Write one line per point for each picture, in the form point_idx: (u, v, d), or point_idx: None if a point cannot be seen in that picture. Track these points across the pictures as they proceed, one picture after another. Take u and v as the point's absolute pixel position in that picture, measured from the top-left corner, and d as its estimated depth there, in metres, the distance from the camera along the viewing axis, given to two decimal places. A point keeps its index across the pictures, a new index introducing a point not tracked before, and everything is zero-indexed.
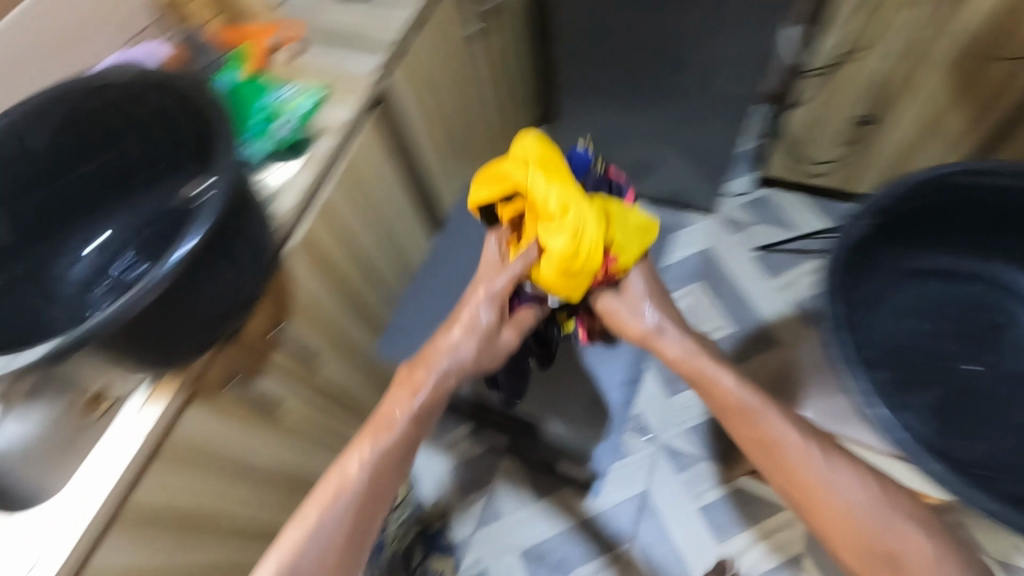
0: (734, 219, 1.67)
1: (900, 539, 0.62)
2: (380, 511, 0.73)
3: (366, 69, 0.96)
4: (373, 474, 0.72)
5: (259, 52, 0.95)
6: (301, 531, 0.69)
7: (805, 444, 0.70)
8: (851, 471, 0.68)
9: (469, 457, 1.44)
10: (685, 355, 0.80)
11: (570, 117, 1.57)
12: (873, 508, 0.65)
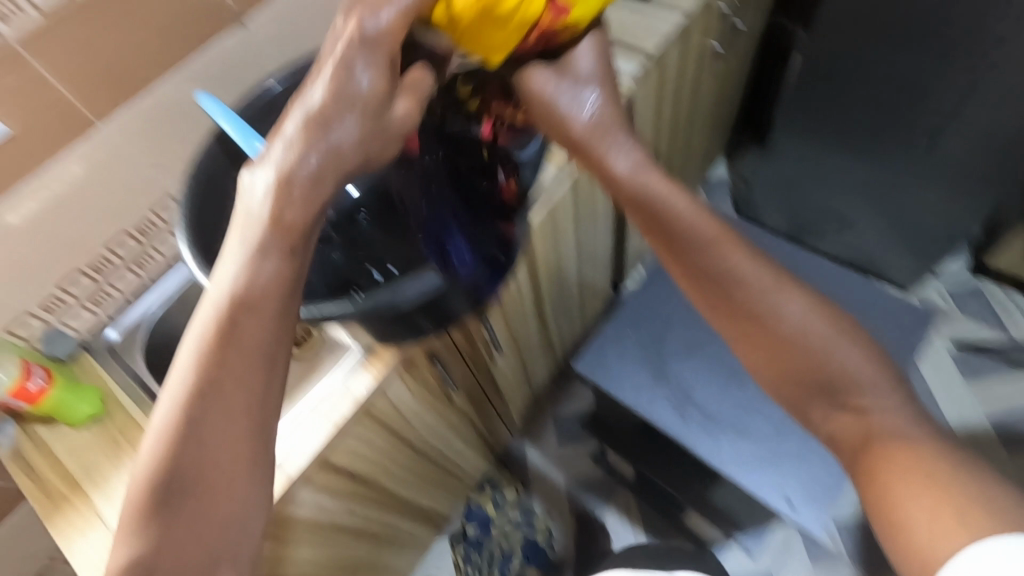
0: (933, 305, 1.47)
1: (854, 389, 0.51)
2: (254, 395, 0.45)
3: (631, 75, 0.91)
4: (260, 268, 0.45)
5: None
6: (201, 325, 0.45)
7: (780, 287, 0.52)
8: (783, 287, 0.52)
9: (585, 478, 1.39)
10: (738, 261, 0.53)
11: (775, 159, 1.44)
12: (847, 355, 0.51)
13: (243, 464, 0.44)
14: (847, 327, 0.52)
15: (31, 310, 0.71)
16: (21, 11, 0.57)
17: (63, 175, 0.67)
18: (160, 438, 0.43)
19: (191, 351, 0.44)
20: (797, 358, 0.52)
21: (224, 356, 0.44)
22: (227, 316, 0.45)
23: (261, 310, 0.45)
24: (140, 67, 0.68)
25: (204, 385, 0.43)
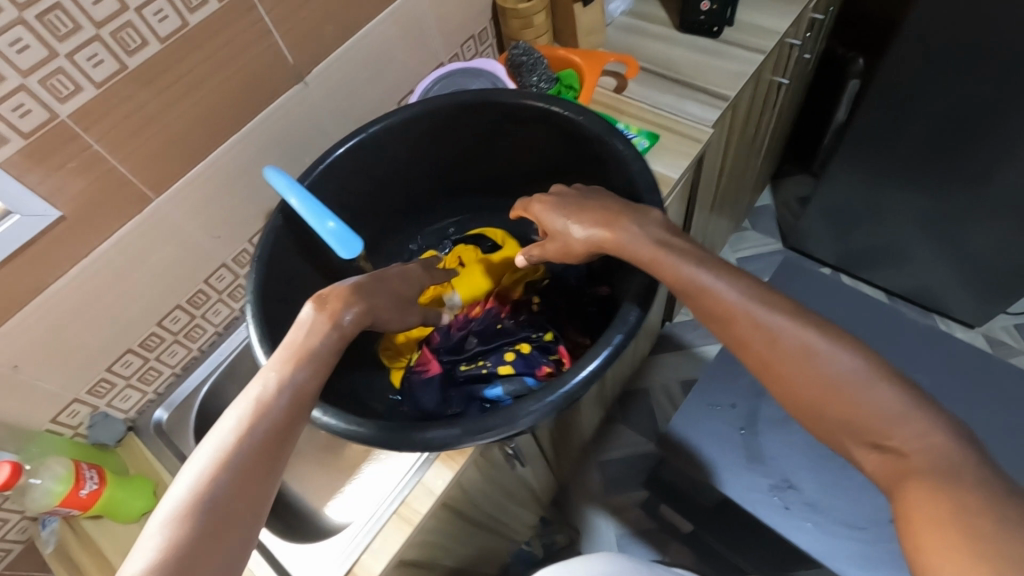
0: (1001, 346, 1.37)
1: (843, 387, 0.43)
2: (263, 464, 0.45)
3: (711, 121, 0.82)
4: (297, 376, 0.49)
5: (591, 72, 0.84)
6: (228, 419, 0.46)
7: (740, 289, 0.48)
8: (758, 297, 0.47)
9: (636, 530, 1.28)
10: (721, 283, 0.48)
11: (827, 203, 1.31)
12: (822, 354, 0.44)
13: (243, 510, 0.43)
14: (774, 299, 0.47)
15: (79, 398, 0.65)
16: (77, 87, 0.51)
17: (116, 253, 0.60)
18: (167, 531, 0.41)
19: (211, 444, 0.45)
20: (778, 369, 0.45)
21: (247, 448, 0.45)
22: (256, 412, 0.46)
23: (292, 411, 0.47)
24: (199, 136, 0.62)
25: (223, 474, 0.43)
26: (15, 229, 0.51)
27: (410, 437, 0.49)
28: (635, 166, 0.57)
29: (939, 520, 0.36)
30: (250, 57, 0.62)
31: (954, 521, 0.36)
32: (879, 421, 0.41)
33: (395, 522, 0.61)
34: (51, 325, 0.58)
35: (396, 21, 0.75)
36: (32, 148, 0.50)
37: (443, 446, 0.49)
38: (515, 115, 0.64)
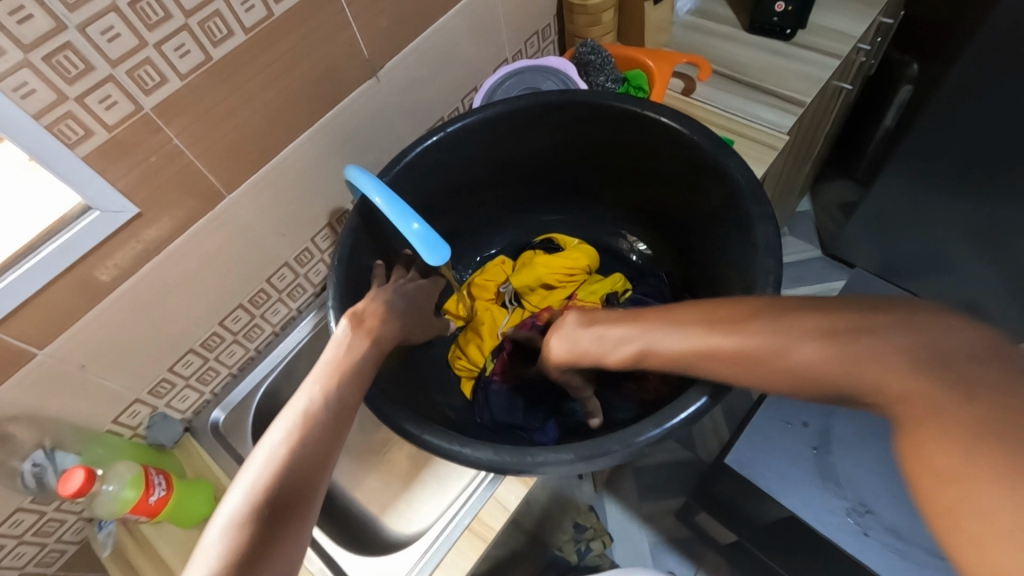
0: None
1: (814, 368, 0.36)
2: (313, 474, 0.43)
3: (787, 128, 0.78)
4: (342, 384, 0.48)
5: (662, 76, 0.81)
6: (279, 428, 0.45)
7: (693, 324, 0.44)
8: (703, 330, 0.43)
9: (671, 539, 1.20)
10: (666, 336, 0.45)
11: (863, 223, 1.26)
12: (806, 349, 0.37)
13: (298, 521, 0.41)
14: (731, 322, 0.42)
15: (140, 398, 0.63)
16: (163, 79, 0.48)
17: (186, 251, 0.58)
18: (226, 534, 0.40)
19: (264, 449, 0.44)
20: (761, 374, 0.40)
21: (299, 451, 0.44)
22: (305, 417, 0.46)
23: (338, 415, 0.47)
24: (272, 132, 0.59)
25: (275, 481, 0.42)
26: (95, 226, 0.49)
27: (462, 449, 0.49)
28: (740, 172, 0.56)
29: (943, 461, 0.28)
30: (327, 51, 0.59)
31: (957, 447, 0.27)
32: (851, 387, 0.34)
33: (468, 537, 0.59)
34: (119, 325, 0.56)
35: (467, 16, 0.73)
36: (116, 140, 0.48)
37: (549, 470, 0.48)
38: (606, 119, 0.63)
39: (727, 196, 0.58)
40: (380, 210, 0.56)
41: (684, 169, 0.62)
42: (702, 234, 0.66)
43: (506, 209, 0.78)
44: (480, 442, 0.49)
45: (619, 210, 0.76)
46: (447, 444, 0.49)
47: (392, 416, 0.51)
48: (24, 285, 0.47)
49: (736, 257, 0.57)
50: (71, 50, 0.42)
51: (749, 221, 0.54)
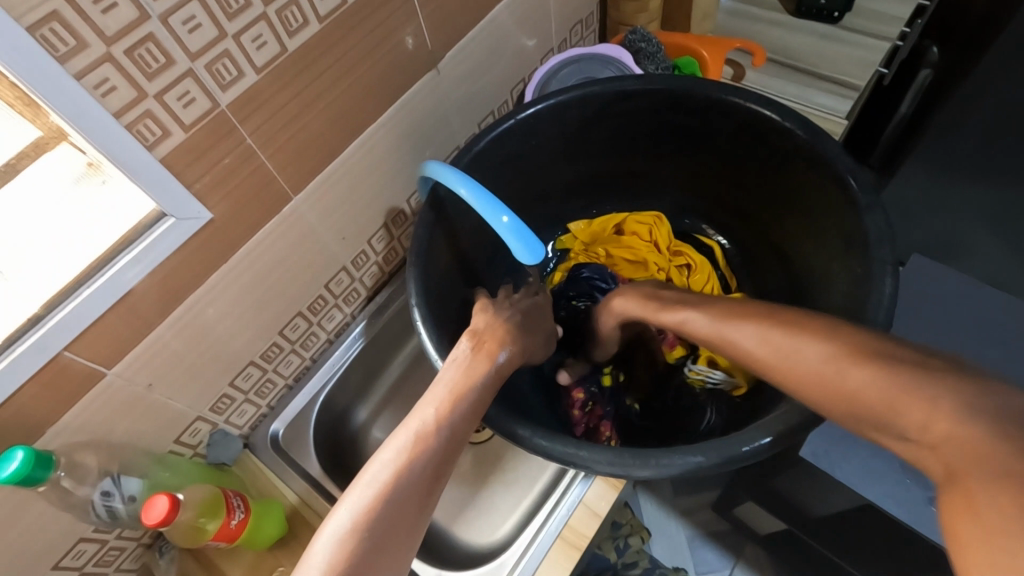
0: None
1: (901, 414, 0.34)
2: (422, 504, 0.41)
3: (845, 113, 0.77)
4: (460, 405, 0.45)
5: (716, 63, 0.79)
6: (391, 450, 0.43)
7: (829, 344, 0.40)
8: (835, 352, 0.40)
9: (709, 532, 1.16)
10: (752, 339, 0.46)
11: None
12: (918, 404, 0.33)
13: (399, 551, 0.40)
14: (830, 334, 0.41)
15: (201, 416, 0.59)
16: (239, 73, 0.45)
17: (253, 258, 0.55)
18: (337, 543, 0.39)
19: (383, 461, 0.42)
20: (835, 407, 0.39)
21: (415, 472, 0.41)
22: (423, 435, 0.43)
23: (456, 438, 0.44)
24: (338, 129, 0.56)
25: (389, 498, 0.40)
26: (169, 233, 0.46)
27: (578, 452, 0.44)
28: (839, 159, 0.54)
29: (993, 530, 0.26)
30: (394, 42, 0.56)
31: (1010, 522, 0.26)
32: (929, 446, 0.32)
33: (561, 547, 0.57)
34: (187, 338, 0.53)
35: (522, 4, 0.70)
36: (192, 141, 0.44)
37: (677, 474, 0.42)
38: (682, 103, 0.62)
39: (819, 179, 0.57)
40: (464, 202, 0.54)
41: (768, 151, 0.61)
42: (782, 213, 0.65)
43: (568, 199, 0.77)
44: (599, 444, 0.44)
45: (689, 193, 0.75)
46: (563, 449, 0.44)
47: (502, 418, 0.46)
48: (98, 298, 0.44)
49: (838, 238, 0.55)
50: (152, 43, 0.39)
51: (856, 208, 0.53)
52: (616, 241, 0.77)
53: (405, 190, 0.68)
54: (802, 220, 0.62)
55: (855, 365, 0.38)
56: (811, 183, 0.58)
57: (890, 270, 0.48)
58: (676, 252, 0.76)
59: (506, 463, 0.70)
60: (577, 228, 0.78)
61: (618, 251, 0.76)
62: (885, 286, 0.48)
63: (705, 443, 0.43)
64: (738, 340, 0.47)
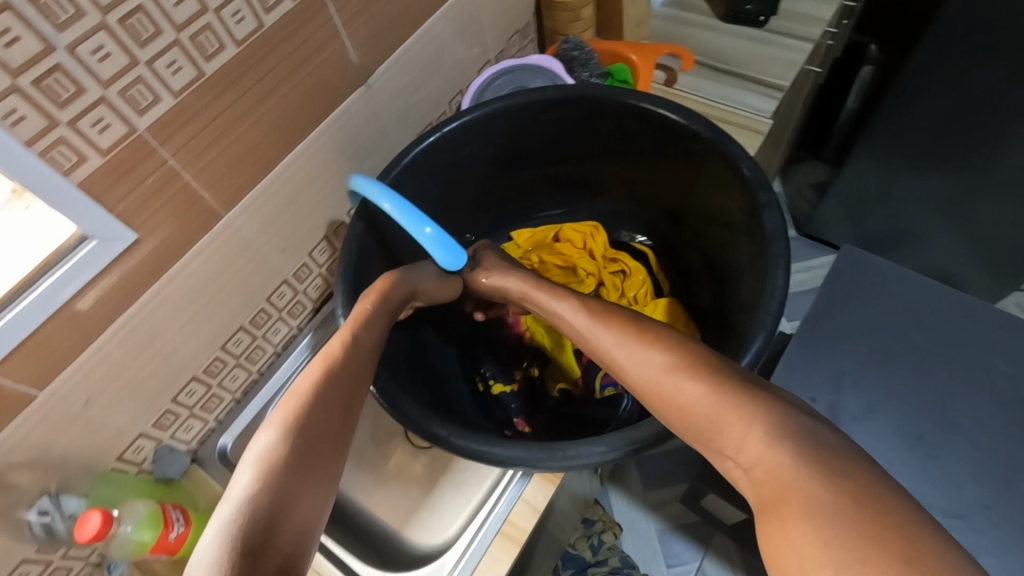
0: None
1: (741, 440, 0.38)
2: (307, 482, 0.42)
3: (771, 112, 0.80)
4: (349, 365, 0.49)
5: (646, 68, 0.81)
6: (265, 435, 0.44)
7: (664, 352, 0.45)
8: (669, 362, 0.44)
9: (677, 525, 1.16)
10: (641, 361, 0.45)
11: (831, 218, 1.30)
12: (736, 418, 0.39)
13: (297, 530, 0.39)
14: (705, 373, 0.42)
15: (144, 433, 0.60)
16: (155, 98, 0.46)
17: (187, 275, 0.56)
18: (257, 471, 0.41)
19: (291, 401, 0.46)
20: (704, 446, 0.40)
21: (321, 407, 0.46)
22: (323, 376, 0.48)
23: (354, 381, 0.49)
24: (267, 148, 0.57)
25: (302, 429, 0.44)
26: (94, 255, 0.47)
27: (491, 449, 0.47)
28: (744, 161, 0.58)
29: (803, 547, 0.32)
30: (320, 62, 0.58)
31: (809, 535, 0.32)
32: (754, 468, 0.37)
33: (501, 541, 0.61)
34: (121, 357, 0.54)
35: (453, 18, 0.72)
36: (111, 164, 0.45)
37: (585, 464, 0.46)
38: (602, 112, 0.65)
39: (731, 180, 0.60)
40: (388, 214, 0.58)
41: (683, 155, 0.65)
42: (702, 214, 0.68)
43: (507, 207, 0.80)
44: (512, 440, 0.48)
45: (620, 201, 0.79)
46: (477, 445, 0.48)
47: (417, 417, 0.50)
48: (23, 320, 0.45)
49: (743, 230, 0.60)
50: (61, 72, 0.40)
51: (760, 207, 0.56)
52: (552, 246, 0.79)
53: (344, 203, 0.70)
54: (713, 222, 0.66)
55: (732, 406, 0.39)
56: (722, 181, 0.61)
57: (782, 265, 0.52)
58: (610, 259, 0.78)
59: (455, 464, 0.71)
60: (518, 235, 0.80)
61: (551, 257, 0.78)
62: (778, 280, 0.52)
63: (601, 433, 0.47)
64: (625, 360, 0.46)
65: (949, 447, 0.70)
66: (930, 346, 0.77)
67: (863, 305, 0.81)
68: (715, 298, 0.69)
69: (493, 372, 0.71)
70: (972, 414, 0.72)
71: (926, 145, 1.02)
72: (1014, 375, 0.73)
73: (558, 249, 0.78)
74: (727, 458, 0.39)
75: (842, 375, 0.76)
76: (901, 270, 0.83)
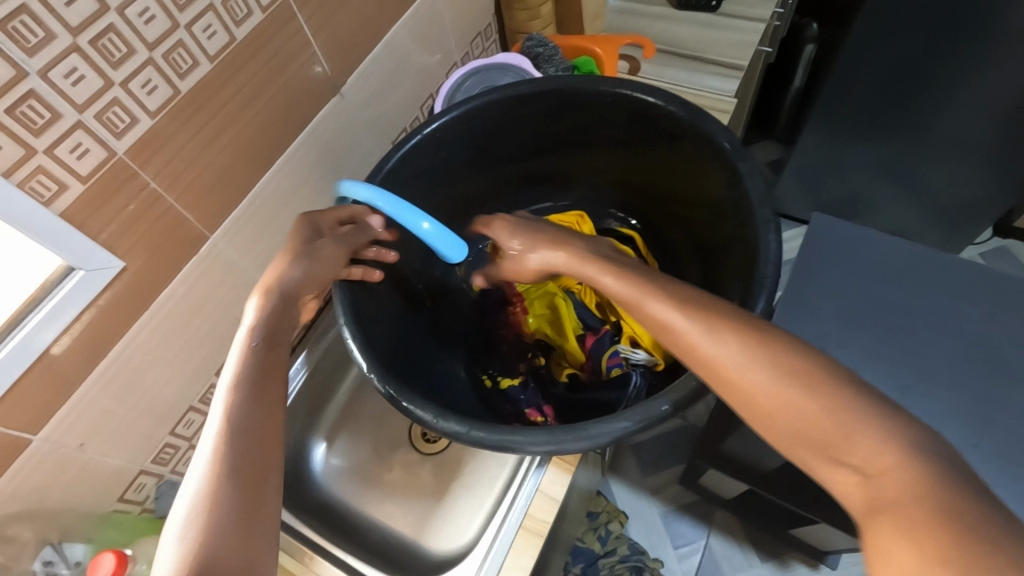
0: None
1: (844, 444, 0.36)
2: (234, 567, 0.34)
3: (733, 91, 0.83)
4: (245, 404, 0.41)
5: (610, 60, 0.83)
6: (173, 527, 0.35)
7: (773, 357, 0.40)
8: (786, 369, 0.39)
9: (679, 506, 1.18)
10: (757, 363, 0.40)
11: (794, 191, 1.34)
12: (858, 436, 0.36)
13: None
14: (820, 376, 0.39)
15: (144, 470, 0.58)
16: (133, 119, 0.45)
17: (176, 302, 0.54)
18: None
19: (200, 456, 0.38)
20: (822, 460, 0.37)
21: (229, 468, 0.37)
22: (219, 438, 0.39)
23: (273, 412, 0.41)
24: (248, 165, 0.57)
25: (212, 511, 0.35)
26: (80, 287, 0.46)
27: (513, 438, 0.47)
28: (721, 135, 0.59)
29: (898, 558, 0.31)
30: (292, 74, 0.58)
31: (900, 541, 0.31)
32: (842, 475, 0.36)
33: (523, 536, 0.61)
34: (115, 392, 0.52)
35: (418, 23, 0.72)
36: (92, 192, 0.44)
37: (606, 441, 0.47)
38: (577, 102, 0.67)
39: (709, 155, 0.62)
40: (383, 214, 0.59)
41: (661, 136, 0.66)
42: (683, 191, 0.70)
43: (488, 205, 0.80)
44: (532, 427, 0.48)
45: (598, 188, 0.80)
46: (501, 437, 0.48)
47: (438, 415, 0.49)
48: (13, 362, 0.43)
49: (725, 203, 0.62)
50: (34, 98, 0.39)
51: (740, 178, 0.59)
52: None
53: None
54: (693, 196, 0.69)
55: (853, 421, 0.37)
56: (699, 157, 0.63)
57: (770, 230, 0.54)
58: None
59: (465, 466, 0.70)
60: None
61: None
62: (768, 244, 0.54)
63: (624, 409, 0.48)
64: (737, 362, 0.41)
65: (937, 393, 0.73)
66: (906, 302, 0.80)
67: (838, 267, 0.84)
68: (705, 275, 0.71)
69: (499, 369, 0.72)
70: (950, 358, 0.75)
71: (875, 113, 1.07)
72: (982, 322, 0.77)
73: None
74: (839, 470, 0.37)
75: (826, 337, 0.79)
76: (870, 231, 0.86)
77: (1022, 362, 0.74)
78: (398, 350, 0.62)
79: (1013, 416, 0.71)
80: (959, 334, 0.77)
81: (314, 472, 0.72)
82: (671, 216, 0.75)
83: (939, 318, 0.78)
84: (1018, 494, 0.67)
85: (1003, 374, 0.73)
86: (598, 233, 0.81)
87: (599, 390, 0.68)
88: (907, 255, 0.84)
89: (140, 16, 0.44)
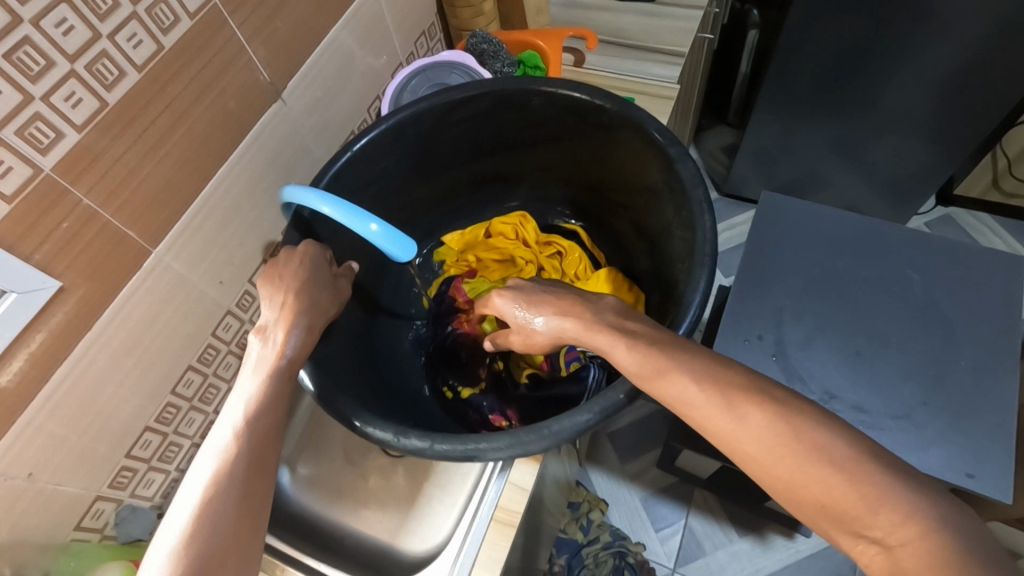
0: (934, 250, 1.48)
1: (862, 517, 0.36)
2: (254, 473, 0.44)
3: (675, 78, 0.85)
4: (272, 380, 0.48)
5: (555, 53, 0.84)
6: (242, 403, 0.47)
7: (772, 429, 0.40)
8: (784, 439, 0.40)
9: (658, 489, 1.19)
10: (752, 431, 0.41)
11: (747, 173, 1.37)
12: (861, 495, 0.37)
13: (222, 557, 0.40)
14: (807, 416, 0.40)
15: (102, 495, 0.57)
16: (58, 134, 0.44)
17: (123, 321, 0.53)
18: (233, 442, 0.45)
19: (201, 471, 0.43)
20: (839, 527, 0.38)
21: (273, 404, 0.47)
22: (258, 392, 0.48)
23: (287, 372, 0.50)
24: (188, 178, 0.55)
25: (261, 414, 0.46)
26: (15, 312, 0.44)
27: (478, 446, 0.48)
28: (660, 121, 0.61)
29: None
30: (228, 81, 0.57)
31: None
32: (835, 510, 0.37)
33: (497, 528, 0.62)
34: (63, 419, 0.51)
35: (357, 25, 0.71)
36: (19, 212, 0.43)
37: (569, 438, 0.48)
38: (509, 103, 0.67)
39: (639, 143, 0.63)
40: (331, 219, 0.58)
41: (594, 130, 0.67)
42: (620, 179, 0.71)
43: (436, 211, 0.81)
44: (498, 433, 0.48)
45: (542, 186, 0.82)
46: (465, 450, 0.48)
47: (398, 433, 0.50)
48: None
49: (663, 189, 0.63)
50: None
51: (672, 162, 0.60)
52: (488, 250, 0.81)
53: (280, 222, 0.68)
54: (629, 185, 0.70)
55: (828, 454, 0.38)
56: (635, 146, 0.64)
57: (707, 209, 0.56)
58: (545, 243, 0.82)
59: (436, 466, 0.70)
60: (450, 239, 0.83)
61: (486, 253, 0.81)
62: (706, 222, 0.56)
63: (587, 401, 0.49)
64: (735, 432, 0.41)
65: (887, 357, 0.76)
66: (857, 274, 0.83)
67: (788, 243, 0.87)
68: (652, 261, 0.72)
69: (459, 379, 0.72)
70: (901, 326, 0.78)
71: (815, 92, 1.10)
72: (925, 288, 0.80)
73: (492, 248, 0.81)
74: (864, 537, 0.37)
75: (780, 310, 0.82)
76: (817, 206, 0.89)
77: (965, 324, 0.77)
78: (353, 370, 0.62)
79: (960, 374, 0.74)
80: (908, 301, 0.80)
81: (282, 485, 0.70)
82: (616, 206, 0.76)
83: (889, 287, 0.81)
84: (967, 448, 0.70)
85: (950, 337, 0.77)
86: (543, 232, 0.83)
87: (560, 387, 0.69)
88: (854, 229, 0.87)
89: (58, 27, 0.42)
